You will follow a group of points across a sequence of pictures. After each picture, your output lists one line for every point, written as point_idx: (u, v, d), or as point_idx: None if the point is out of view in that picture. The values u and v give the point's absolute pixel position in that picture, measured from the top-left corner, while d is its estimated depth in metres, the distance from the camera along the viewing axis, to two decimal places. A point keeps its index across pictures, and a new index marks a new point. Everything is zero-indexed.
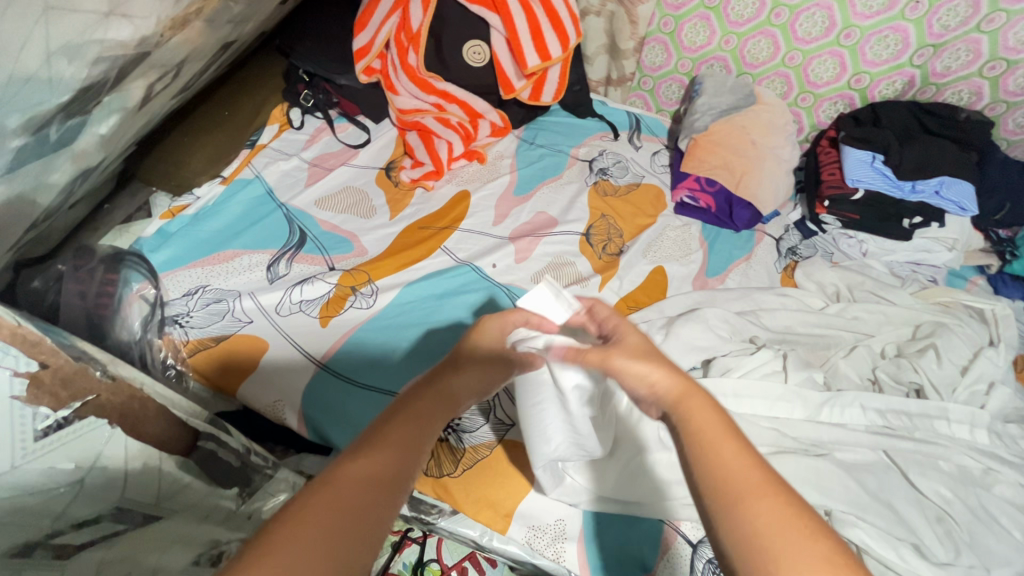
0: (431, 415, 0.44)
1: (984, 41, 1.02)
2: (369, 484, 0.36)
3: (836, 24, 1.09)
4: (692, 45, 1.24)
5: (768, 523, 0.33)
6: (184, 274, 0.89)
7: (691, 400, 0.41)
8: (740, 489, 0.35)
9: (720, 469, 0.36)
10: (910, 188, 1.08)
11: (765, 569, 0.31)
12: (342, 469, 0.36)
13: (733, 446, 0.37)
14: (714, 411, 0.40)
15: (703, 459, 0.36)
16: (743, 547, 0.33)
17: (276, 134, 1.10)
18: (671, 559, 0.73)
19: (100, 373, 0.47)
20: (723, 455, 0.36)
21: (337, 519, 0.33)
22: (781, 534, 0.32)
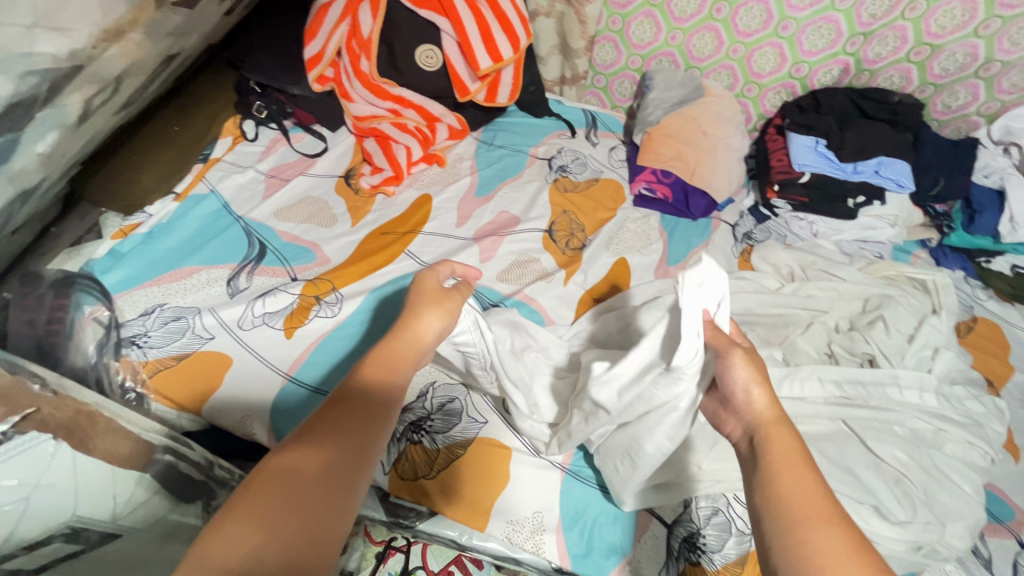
0: (383, 395, 0.49)
1: (909, 29, 1.08)
2: (317, 467, 0.41)
3: (773, 17, 1.14)
4: (641, 41, 1.27)
5: (824, 544, 0.40)
6: (140, 294, 0.86)
7: (777, 427, 0.49)
8: (799, 512, 0.42)
9: (792, 491, 0.43)
10: (852, 170, 1.13)
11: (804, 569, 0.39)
12: (284, 467, 0.40)
13: (808, 476, 0.44)
14: (795, 443, 0.47)
15: (778, 479, 0.44)
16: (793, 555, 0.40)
17: (229, 147, 1.09)
18: (643, 541, 0.77)
19: (39, 387, 0.52)
20: (799, 479, 0.44)
21: (287, 501, 0.38)
22: (836, 550, 0.39)
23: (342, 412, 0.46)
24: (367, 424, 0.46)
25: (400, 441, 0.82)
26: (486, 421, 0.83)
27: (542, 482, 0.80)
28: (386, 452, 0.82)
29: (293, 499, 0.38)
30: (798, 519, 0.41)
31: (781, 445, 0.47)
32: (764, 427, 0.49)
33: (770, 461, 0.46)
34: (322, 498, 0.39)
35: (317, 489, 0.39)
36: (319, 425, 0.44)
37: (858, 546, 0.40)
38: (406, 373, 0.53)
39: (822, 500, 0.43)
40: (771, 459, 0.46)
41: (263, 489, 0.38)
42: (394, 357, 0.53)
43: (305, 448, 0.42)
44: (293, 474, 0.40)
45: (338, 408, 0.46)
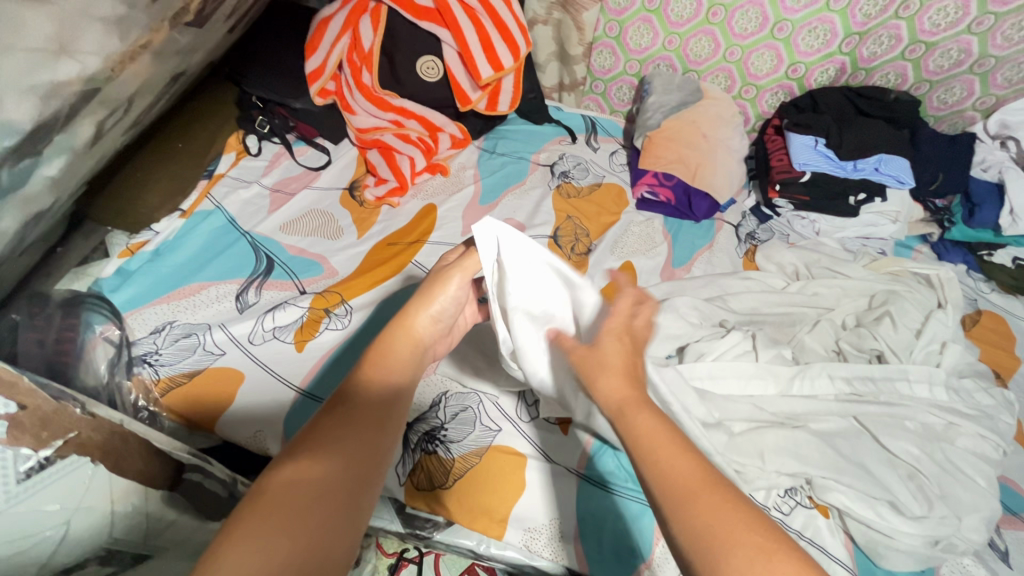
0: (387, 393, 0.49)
1: (902, 27, 1.09)
2: (315, 482, 0.40)
3: (768, 19, 1.14)
4: (638, 47, 1.27)
5: (721, 528, 0.36)
6: (150, 312, 0.87)
7: (631, 407, 0.43)
8: (686, 486, 0.38)
9: (675, 477, 0.39)
10: (852, 167, 1.14)
11: (712, 562, 0.35)
12: (284, 477, 0.40)
13: (685, 455, 0.40)
14: (659, 417, 0.43)
15: (655, 463, 0.40)
16: (700, 546, 0.36)
17: (234, 163, 1.10)
18: (662, 546, 0.76)
19: (80, 410, 0.49)
20: (676, 460, 0.40)
21: (281, 516, 0.36)
22: (730, 532, 0.36)
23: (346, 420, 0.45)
24: (374, 427, 0.46)
25: (414, 452, 0.81)
26: (499, 429, 0.84)
27: (559, 490, 0.80)
28: (401, 463, 0.81)
29: (294, 515, 0.37)
30: (688, 505, 0.37)
31: (645, 422, 0.42)
32: (626, 412, 0.43)
33: (645, 452, 0.40)
34: (323, 511, 0.38)
35: (330, 497, 0.39)
36: (314, 440, 0.43)
37: (746, 509, 0.38)
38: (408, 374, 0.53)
39: (696, 466, 0.39)
40: (644, 449, 0.41)
41: (266, 499, 0.38)
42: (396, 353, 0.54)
43: (302, 463, 0.41)
44: (292, 492, 0.38)
45: (334, 418, 0.46)
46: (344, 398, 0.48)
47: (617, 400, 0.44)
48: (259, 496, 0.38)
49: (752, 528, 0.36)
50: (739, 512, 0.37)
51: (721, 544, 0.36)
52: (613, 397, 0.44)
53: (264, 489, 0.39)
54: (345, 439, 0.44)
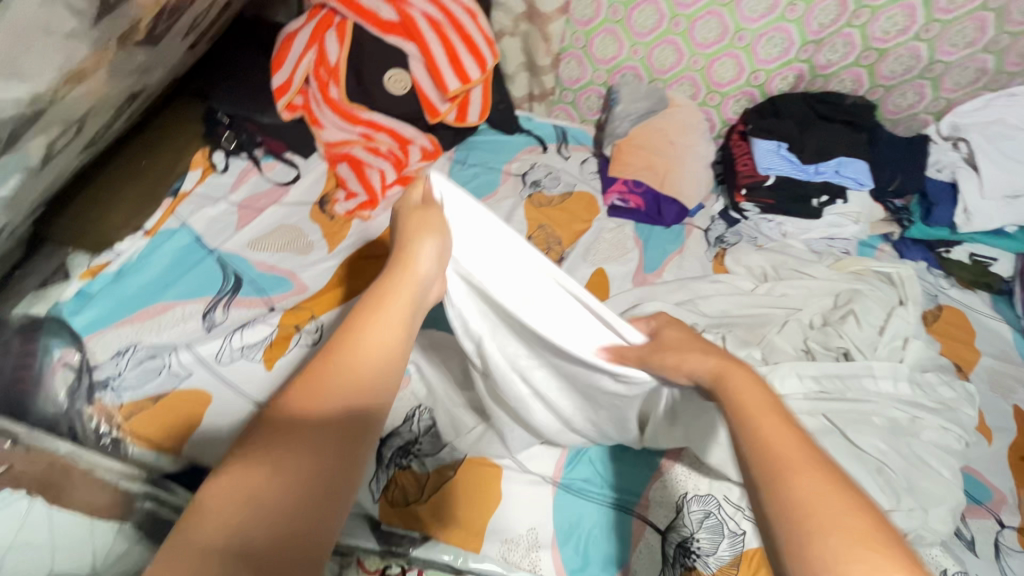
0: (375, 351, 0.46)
1: (856, 35, 1.12)
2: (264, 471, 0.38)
3: (728, 29, 1.15)
4: (604, 57, 1.27)
5: (810, 495, 0.37)
6: (112, 335, 0.85)
7: (738, 382, 0.49)
8: (782, 461, 0.40)
9: (770, 442, 0.42)
10: (814, 171, 1.17)
11: (795, 518, 0.37)
12: (242, 470, 0.38)
13: (786, 430, 0.43)
14: (765, 395, 0.47)
15: (754, 430, 0.43)
16: (783, 503, 0.38)
17: (200, 179, 1.07)
18: (640, 550, 0.78)
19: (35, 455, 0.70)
20: (773, 431, 0.43)
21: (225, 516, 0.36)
22: (819, 500, 0.37)
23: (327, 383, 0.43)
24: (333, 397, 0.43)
25: (388, 467, 0.80)
26: None
27: (536, 500, 0.80)
28: (374, 479, 0.80)
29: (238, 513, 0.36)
30: (783, 467, 0.39)
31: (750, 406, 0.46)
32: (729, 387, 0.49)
33: (745, 419, 0.45)
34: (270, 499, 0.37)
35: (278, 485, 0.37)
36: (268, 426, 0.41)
37: (841, 487, 0.38)
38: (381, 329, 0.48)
39: (802, 449, 0.41)
40: (744, 417, 0.45)
41: (246, 478, 0.37)
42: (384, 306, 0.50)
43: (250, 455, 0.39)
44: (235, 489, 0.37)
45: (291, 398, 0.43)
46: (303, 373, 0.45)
47: (722, 375, 0.52)
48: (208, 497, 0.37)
49: (844, 505, 0.37)
50: (834, 485, 0.38)
51: (813, 526, 0.36)
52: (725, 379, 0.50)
53: (224, 482, 0.37)
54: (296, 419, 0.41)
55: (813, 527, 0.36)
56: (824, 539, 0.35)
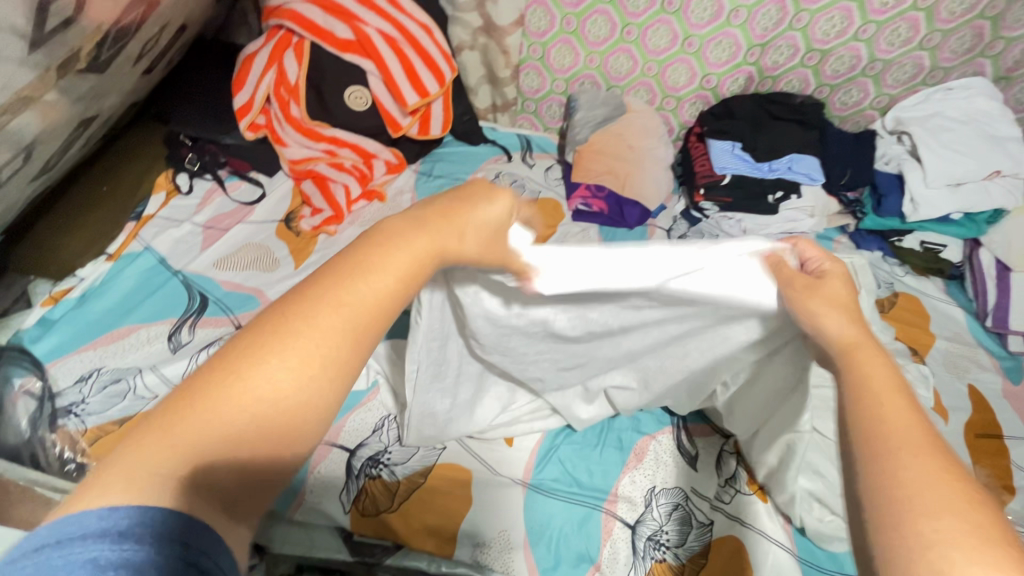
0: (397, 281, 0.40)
1: (798, 38, 1.16)
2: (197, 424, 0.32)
3: (678, 36, 1.19)
4: (562, 67, 1.30)
5: (917, 474, 0.35)
6: (74, 360, 0.85)
7: (864, 352, 0.44)
8: (896, 445, 0.37)
9: (881, 422, 0.38)
10: (768, 168, 1.22)
11: (890, 496, 0.34)
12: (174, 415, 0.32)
13: (909, 415, 0.39)
14: (888, 372, 0.43)
15: (864, 410, 0.40)
16: (879, 483, 0.35)
17: (163, 203, 1.07)
18: (611, 545, 0.80)
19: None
20: (892, 411, 0.39)
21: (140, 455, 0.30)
22: (922, 481, 0.34)
23: (338, 309, 0.37)
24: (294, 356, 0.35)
25: (358, 478, 0.81)
26: (444, 447, 0.85)
27: (508, 502, 0.81)
28: (345, 489, 0.80)
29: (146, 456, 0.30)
30: (885, 447, 0.37)
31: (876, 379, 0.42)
32: (851, 357, 0.44)
33: (858, 395, 0.41)
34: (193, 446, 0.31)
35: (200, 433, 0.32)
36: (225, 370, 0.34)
37: (959, 479, 0.35)
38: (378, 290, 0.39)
39: (919, 435, 0.37)
40: (855, 390, 0.42)
41: (226, 393, 0.33)
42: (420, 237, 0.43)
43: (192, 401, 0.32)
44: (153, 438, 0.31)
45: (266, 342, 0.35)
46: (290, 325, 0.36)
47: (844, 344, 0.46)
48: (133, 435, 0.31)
49: (956, 498, 0.33)
50: (948, 473, 0.34)
51: (906, 505, 0.33)
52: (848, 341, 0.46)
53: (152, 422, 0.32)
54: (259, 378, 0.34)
55: (905, 512, 0.33)
56: (920, 526, 0.32)
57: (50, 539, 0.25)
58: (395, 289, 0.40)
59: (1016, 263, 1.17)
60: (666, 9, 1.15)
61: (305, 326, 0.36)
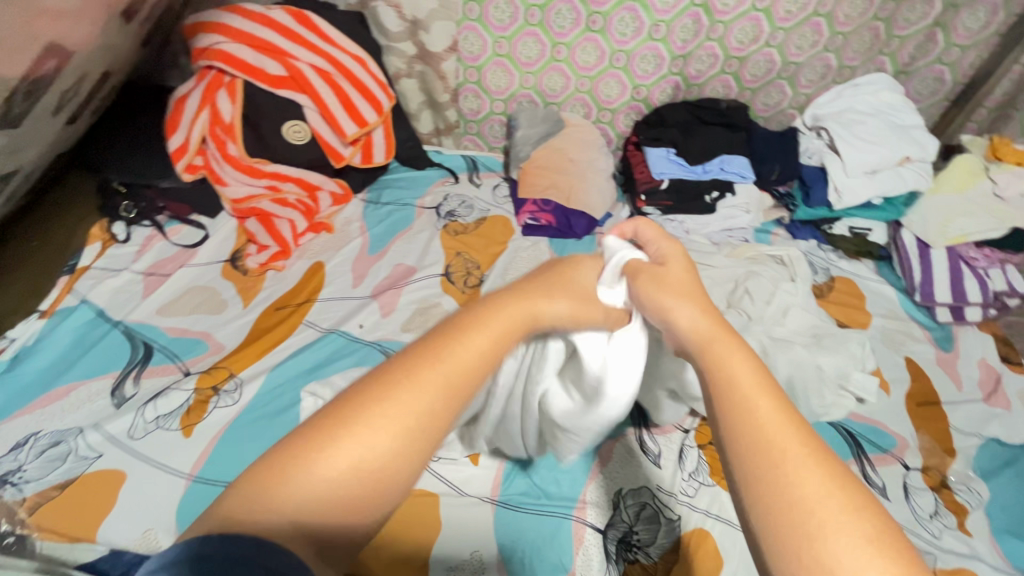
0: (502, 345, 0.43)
1: (716, 47, 1.23)
2: (378, 470, 0.35)
3: (605, 52, 1.24)
4: (499, 88, 1.33)
5: (811, 493, 0.32)
6: (8, 427, 0.81)
7: (718, 344, 0.42)
8: (780, 455, 0.34)
9: (760, 427, 0.36)
10: (702, 170, 1.28)
11: (794, 523, 0.32)
12: (365, 450, 0.35)
13: (780, 412, 0.36)
14: (748, 360, 0.40)
15: (743, 416, 0.36)
16: (777, 506, 0.33)
17: (99, 253, 1.04)
18: (584, 553, 0.80)
19: None
20: (766, 412, 0.36)
21: (331, 495, 0.34)
22: (817, 496, 0.32)
23: (451, 363, 0.40)
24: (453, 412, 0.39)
25: None
26: None
27: (478, 522, 0.81)
28: None
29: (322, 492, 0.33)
30: (771, 461, 0.34)
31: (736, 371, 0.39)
32: (712, 349, 0.41)
33: (732, 396, 0.38)
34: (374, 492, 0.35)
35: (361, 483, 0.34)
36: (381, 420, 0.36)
37: (833, 476, 0.33)
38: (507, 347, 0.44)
39: (790, 432, 0.35)
40: (726, 390, 0.38)
41: (349, 433, 0.35)
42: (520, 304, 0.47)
43: (371, 444, 0.35)
44: (330, 478, 0.34)
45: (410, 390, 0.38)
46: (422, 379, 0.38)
47: (703, 338, 0.43)
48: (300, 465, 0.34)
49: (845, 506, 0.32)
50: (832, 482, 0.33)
51: (814, 528, 0.31)
52: (703, 331, 0.43)
53: (337, 456, 0.34)
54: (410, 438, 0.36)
55: (823, 541, 0.31)
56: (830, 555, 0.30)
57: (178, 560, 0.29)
58: (491, 340, 0.43)
59: (935, 239, 1.24)
60: (592, 28, 1.20)
61: (451, 363, 0.40)
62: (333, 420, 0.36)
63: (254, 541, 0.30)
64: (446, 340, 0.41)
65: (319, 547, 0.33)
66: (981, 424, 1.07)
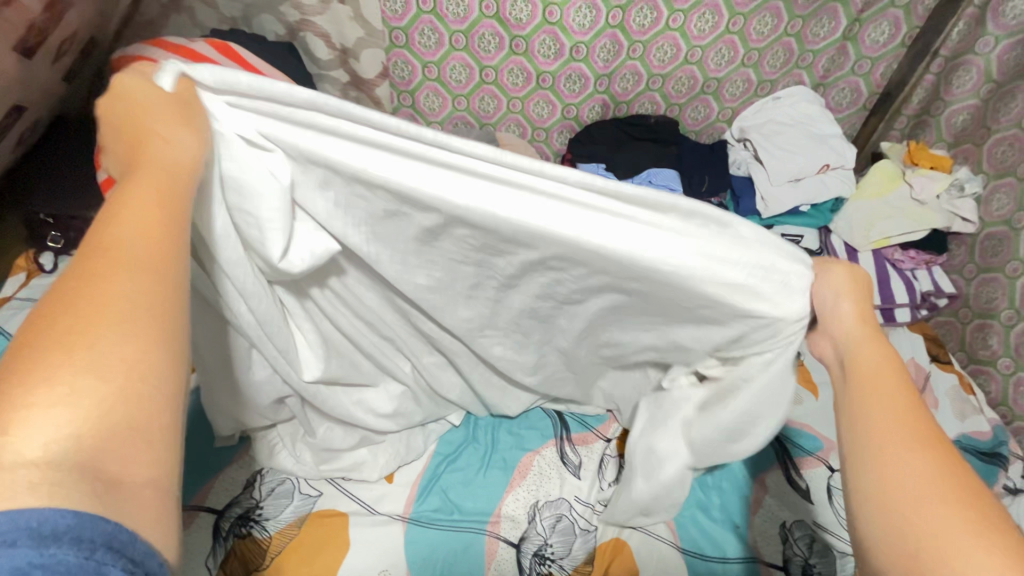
0: (153, 203, 0.40)
1: (638, 66, 1.27)
2: (94, 393, 0.31)
3: (531, 74, 1.28)
4: (433, 111, 1.37)
5: (917, 481, 0.42)
6: None
7: (862, 350, 0.50)
8: (895, 451, 0.44)
9: (890, 429, 0.45)
10: (631, 183, 1.30)
11: (892, 499, 0.43)
12: (48, 396, 0.30)
13: (911, 418, 0.45)
14: (890, 366, 0.48)
15: (873, 411, 0.46)
16: (887, 486, 0.43)
17: (24, 282, 1.10)
18: (495, 567, 0.80)
19: None
20: (897, 413, 0.46)
21: (63, 445, 0.30)
22: (916, 486, 0.42)
23: (87, 243, 0.36)
24: (142, 291, 0.35)
25: (228, 539, 0.80)
26: (321, 493, 0.85)
27: (386, 540, 0.81)
28: (214, 553, 0.79)
29: (55, 440, 0.30)
30: (886, 448, 0.45)
31: (885, 405, 0.46)
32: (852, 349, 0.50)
33: (868, 395, 0.47)
34: (106, 416, 0.31)
35: (86, 406, 0.31)
36: (53, 346, 0.32)
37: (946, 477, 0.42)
38: (178, 215, 0.41)
39: (921, 435, 0.45)
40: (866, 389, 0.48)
41: (22, 371, 0.31)
42: (136, 165, 0.42)
43: (61, 383, 0.31)
44: (35, 440, 0.29)
45: (77, 294, 0.34)
46: (92, 271, 0.35)
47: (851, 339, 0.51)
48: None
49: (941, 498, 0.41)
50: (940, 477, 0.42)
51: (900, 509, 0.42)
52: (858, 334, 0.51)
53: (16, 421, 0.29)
54: (110, 333, 0.33)
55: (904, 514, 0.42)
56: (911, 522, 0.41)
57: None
58: (149, 206, 0.40)
59: (860, 244, 1.27)
60: (515, 51, 1.24)
61: (94, 257, 0.36)
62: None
63: (39, 513, 0.27)
64: (92, 231, 0.37)
65: (102, 476, 0.30)
66: None
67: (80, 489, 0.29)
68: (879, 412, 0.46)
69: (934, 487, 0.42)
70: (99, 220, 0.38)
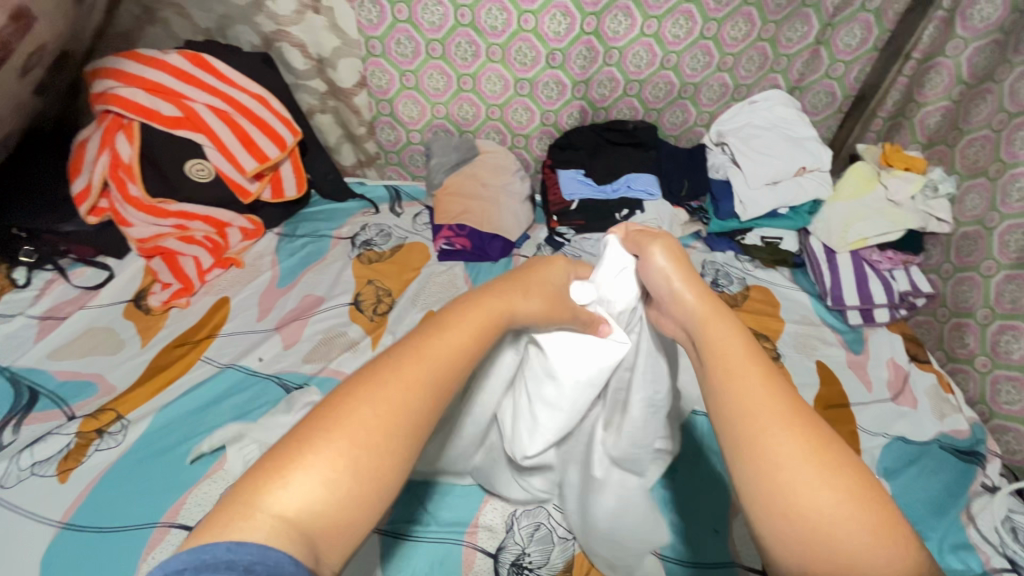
0: (456, 348, 0.51)
1: (615, 72, 1.28)
2: (349, 477, 0.41)
3: (509, 81, 1.29)
4: (412, 119, 1.36)
5: (785, 457, 0.45)
6: None
7: (716, 330, 0.55)
8: (768, 424, 0.47)
9: (753, 403, 0.48)
10: (611, 189, 1.31)
11: (780, 491, 0.44)
12: (324, 465, 0.41)
13: (771, 389, 0.49)
14: (740, 345, 0.53)
15: (735, 390, 0.49)
16: (763, 470, 0.45)
17: None
18: None
19: None
20: (762, 392, 0.49)
21: (313, 503, 0.40)
22: (792, 454, 0.45)
23: (408, 364, 0.48)
24: (411, 419, 0.46)
25: None
26: None
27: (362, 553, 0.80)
28: None
29: (311, 499, 0.40)
30: (755, 428, 0.47)
31: (744, 391, 0.49)
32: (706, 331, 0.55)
33: (722, 377, 0.51)
34: (346, 491, 0.41)
35: (341, 483, 0.41)
36: (342, 429, 0.43)
37: (821, 453, 0.45)
38: (457, 371, 0.51)
39: (784, 406, 0.48)
40: (725, 377, 0.51)
41: (329, 431, 0.43)
42: (472, 305, 0.57)
43: (336, 454, 0.42)
44: (292, 495, 0.39)
45: (380, 396, 0.45)
46: (393, 384, 0.46)
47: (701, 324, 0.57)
48: (268, 491, 0.39)
49: (816, 470, 0.44)
50: (803, 444, 0.45)
51: (788, 493, 0.44)
52: (702, 315, 0.57)
53: (291, 476, 0.40)
54: (371, 429, 0.44)
55: (792, 495, 0.44)
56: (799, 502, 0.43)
57: (187, 565, 0.34)
58: (452, 345, 0.51)
59: (838, 245, 1.28)
60: (492, 58, 1.24)
61: (398, 376, 0.47)
62: (296, 444, 0.42)
63: (262, 549, 0.36)
64: (413, 350, 0.50)
65: (313, 539, 0.39)
66: (887, 424, 1.09)
67: (295, 545, 0.38)
68: (733, 378, 0.50)
69: (805, 464, 0.44)
70: (422, 339, 0.51)
